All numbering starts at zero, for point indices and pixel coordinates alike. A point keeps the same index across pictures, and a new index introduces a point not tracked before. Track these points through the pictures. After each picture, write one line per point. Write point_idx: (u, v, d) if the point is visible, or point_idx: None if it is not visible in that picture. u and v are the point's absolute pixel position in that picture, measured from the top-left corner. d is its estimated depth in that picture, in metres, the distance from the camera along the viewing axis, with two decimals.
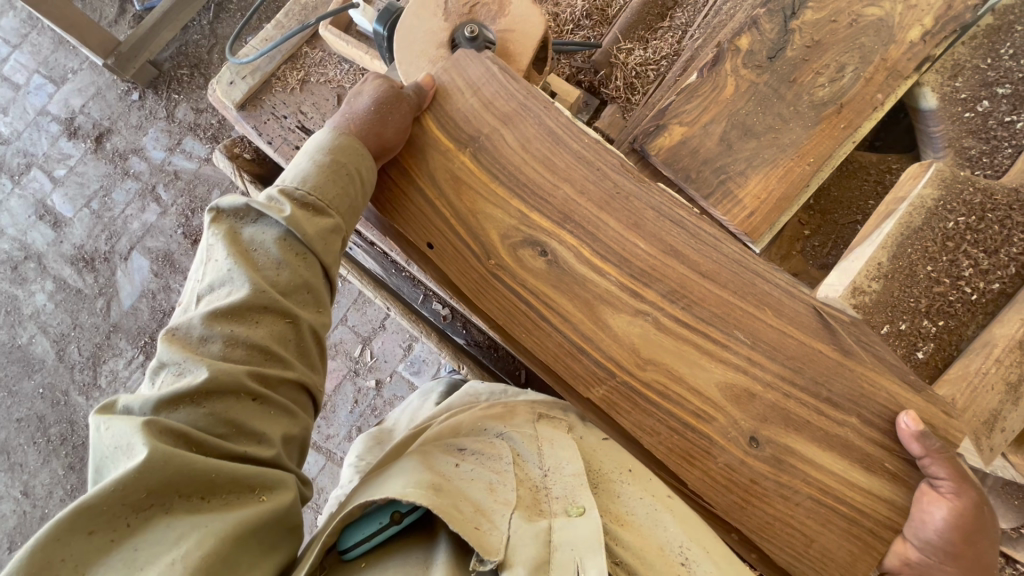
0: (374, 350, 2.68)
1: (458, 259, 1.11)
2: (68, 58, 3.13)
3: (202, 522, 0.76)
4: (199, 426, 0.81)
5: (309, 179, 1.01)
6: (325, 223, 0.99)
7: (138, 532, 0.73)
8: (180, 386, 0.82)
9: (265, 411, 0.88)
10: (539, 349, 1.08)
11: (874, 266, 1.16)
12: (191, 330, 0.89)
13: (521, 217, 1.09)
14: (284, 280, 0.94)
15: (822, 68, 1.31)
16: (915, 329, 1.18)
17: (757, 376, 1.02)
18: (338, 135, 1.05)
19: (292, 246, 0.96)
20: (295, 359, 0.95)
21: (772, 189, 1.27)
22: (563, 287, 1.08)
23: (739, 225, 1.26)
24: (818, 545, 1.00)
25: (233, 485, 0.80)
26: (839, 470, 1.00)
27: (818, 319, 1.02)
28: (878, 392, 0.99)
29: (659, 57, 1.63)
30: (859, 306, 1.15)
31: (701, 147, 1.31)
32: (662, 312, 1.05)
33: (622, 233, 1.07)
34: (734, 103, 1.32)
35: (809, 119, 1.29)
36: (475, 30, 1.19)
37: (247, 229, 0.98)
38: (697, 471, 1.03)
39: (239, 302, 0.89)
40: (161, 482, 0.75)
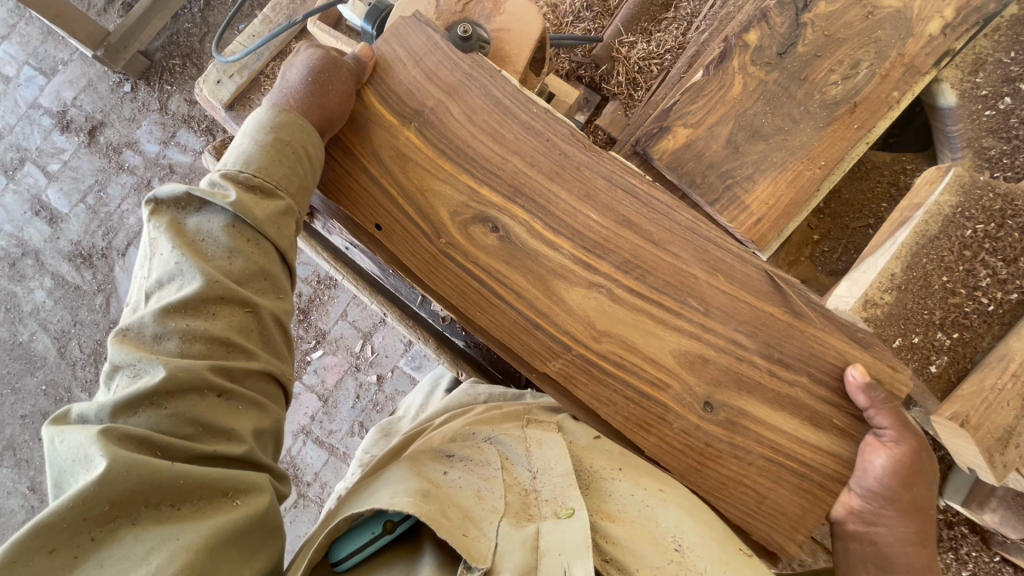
0: (375, 345, 2.66)
1: (407, 241, 1.05)
2: (58, 50, 3.05)
3: (173, 533, 0.72)
4: (163, 429, 0.78)
5: (251, 162, 0.96)
6: (276, 206, 0.95)
7: (104, 547, 0.69)
8: (137, 388, 0.78)
9: (233, 407, 0.84)
10: (492, 328, 1.04)
11: (887, 277, 1.11)
12: (143, 328, 0.84)
13: (469, 193, 1.05)
14: (238, 269, 0.90)
15: (835, 65, 1.25)
16: (928, 343, 1.14)
17: (710, 342, 1.00)
18: (276, 113, 1.00)
19: (241, 232, 0.92)
20: (259, 348, 0.91)
21: (780, 195, 1.21)
22: (517, 262, 1.03)
23: (746, 234, 1.21)
24: (770, 501, 0.99)
25: (204, 490, 0.77)
26: (789, 428, 0.98)
27: (769, 283, 1.00)
28: (828, 350, 0.98)
29: (662, 51, 1.56)
30: (871, 319, 1.11)
31: (707, 151, 1.25)
32: (616, 283, 1.02)
33: (573, 205, 1.03)
34: (742, 103, 1.25)
35: (820, 120, 1.23)
36: (468, 30, 1.08)
37: (192, 218, 0.93)
38: (653, 437, 1.01)
39: (191, 295, 0.84)
40: (125, 494, 0.71)
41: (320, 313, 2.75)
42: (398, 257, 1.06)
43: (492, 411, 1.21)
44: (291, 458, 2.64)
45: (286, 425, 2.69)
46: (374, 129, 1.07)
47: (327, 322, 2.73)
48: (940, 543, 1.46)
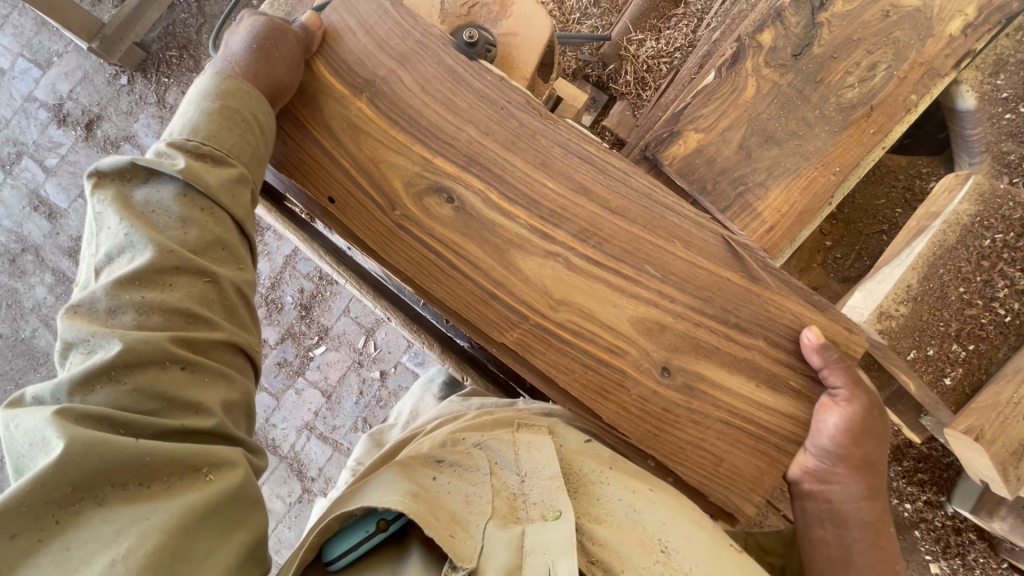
0: (377, 341, 2.64)
1: (360, 213, 1.00)
2: (52, 41, 2.99)
3: (141, 513, 0.65)
4: (123, 406, 0.70)
5: (199, 129, 0.87)
6: (228, 174, 0.87)
7: (70, 530, 0.63)
8: (91, 364, 0.71)
9: (198, 380, 0.76)
10: (448, 299, 0.98)
11: (903, 288, 1.09)
12: (95, 303, 0.76)
13: (424, 163, 0.99)
14: (193, 238, 0.82)
15: (852, 67, 1.21)
16: (944, 354, 1.12)
17: (666, 308, 0.97)
18: (220, 79, 0.92)
19: (194, 200, 0.84)
20: (223, 319, 0.83)
21: (794, 202, 1.19)
22: (472, 232, 0.98)
23: (758, 242, 1.18)
24: (727, 464, 0.97)
25: (172, 467, 0.70)
26: (746, 391, 0.97)
27: (726, 248, 0.98)
28: (783, 313, 0.97)
29: (672, 49, 1.52)
30: (886, 331, 1.09)
31: (718, 156, 1.21)
32: (573, 252, 0.98)
33: (529, 173, 0.99)
34: (755, 107, 1.22)
35: (835, 124, 1.20)
36: (474, 35, 1.03)
37: (139, 190, 0.84)
38: (612, 405, 0.97)
39: (143, 266, 0.76)
40: (87, 474, 0.64)
41: (323, 309, 2.73)
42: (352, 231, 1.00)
43: (484, 417, 1.21)
44: (295, 454, 2.65)
45: (288, 422, 2.69)
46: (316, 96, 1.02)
47: (330, 318, 2.72)
48: (948, 550, 1.45)
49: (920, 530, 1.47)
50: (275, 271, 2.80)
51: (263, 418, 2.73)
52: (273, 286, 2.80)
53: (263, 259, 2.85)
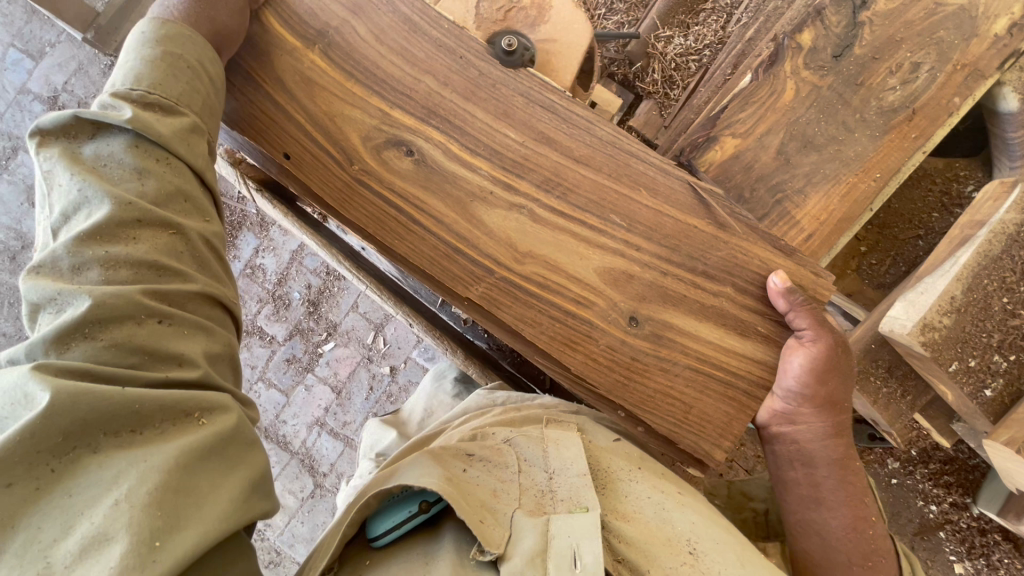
0: (387, 337, 2.61)
1: (318, 169, 0.99)
2: (43, 30, 2.89)
3: (138, 457, 0.65)
4: (103, 360, 0.69)
5: (143, 77, 0.85)
6: (181, 122, 0.85)
7: (68, 477, 0.63)
8: (62, 323, 0.68)
9: (177, 330, 0.75)
10: (411, 256, 0.98)
11: (946, 300, 1.07)
12: (59, 261, 0.73)
13: (381, 115, 0.99)
14: (151, 190, 0.79)
15: (894, 68, 1.17)
16: (984, 363, 1.09)
17: (634, 258, 0.96)
18: (159, 26, 0.90)
19: (148, 152, 0.81)
20: (195, 271, 0.81)
21: (833, 210, 1.16)
22: (433, 185, 0.98)
23: (798, 249, 1.16)
24: (696, 411, 0.96)
25: (163, 413, 0.69)
26: (714, 338, 0.96)
27: (693, 194, 0.97)
28: (751, 259, 0.96)
29: (701, 46, 1.49)
30: (929, 343, 1.07)
31: (756, 163, 1.17)
32: (536, 203, 0.97)
33: (489, 123, 0.98)
34: (795, 111, 1.18)
35: (876, 128, 1.17)
36: (512, 43, 0.99)
37: (88, 147, 0.80)
38: (580, 356, 0.96)
39: (104, 221, 0.74)
40: (77, 424, 0.64)
41: (331, 305, 2.69)
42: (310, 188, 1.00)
43: (512, 414, 1.20)
44: (306, 450, 2.64)
45: (298, 418, 2.68)
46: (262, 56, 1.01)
47: (339, 314, 2.68)
48: (972, 551, 1.46)
49: (945, 531, 1.48)
50: (282, 267, 2.77)
51: (272, 416, 2.71)
52: (280, 282, 2.76)
53: (268, 255, 2.80)
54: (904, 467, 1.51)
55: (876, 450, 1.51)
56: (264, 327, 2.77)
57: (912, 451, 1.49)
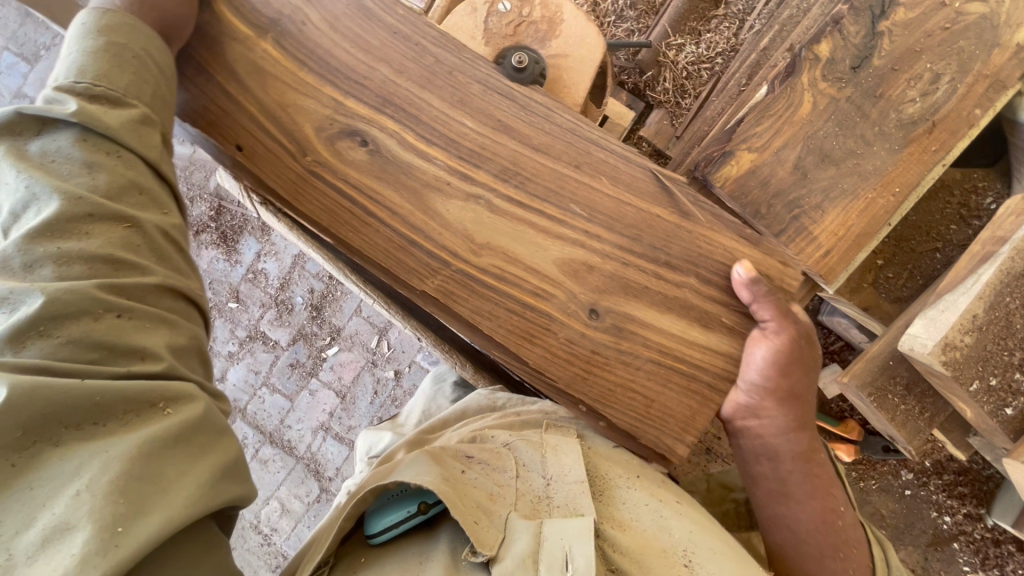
0: (391, 341, 2.57)
1: (269, 160, 0.92)
2: (39, 33, 2.84)
3: (101, 448, 0.65)
4: (61, 356, 0.67)
5: (85, 69, 0.79)
6: (129, 114, 0.79)
7: (30, 470, 0.63)
8: (13, 321, 0.66)
9: (137, 324, 0.73)
10: (365, 248, 0.91)
11: (968, 318, 1.05)
12: (7, 259, 0.70)
13: (335, 104, 0.92)
14: (103, 184, 0.76)
15: (914, 79, 1.15)
16: (1006, 384, 1.08)
17: (594, 248, 0.91)
18: (99, 15, 0.84)
19: (96, 144, 0.77)
20: (154, 262, 0.78)
21: (852, 225, 1.13)
22: (388, 176, 0.91)
23: (815, 268, 1.13)
24: (658, 405, 0.90)
25: (126, 405, 0.68)
26: (676, 329, 0.91)
27: (657, 184, 0.93)
28: (714, 247, 0.91)
29: (713, 53, 1.46)
30: (951, 363, 1.05)
31: (773, 178, 1.15)
32: (495, 193, 0.91)
33: (446, 111, 0.92)
34: (812, 124, 1.15)
35: (895, 141, 1.14)
36: (523, 61, 0.97)
37: (34, 143, 0.77)
38: (539, 350, 0.90)
39: (53, 216, 0.71)
40: (37, 418, 0.64)
41: (334, 309, 2.66)
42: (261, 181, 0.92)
43: (511, 418, 1.17)
44: (312, 455, 2.63)
45: (302, 423, 2.66)
46: (220, 43, 0.94)
47: (341, 318, 2.65)
48: (986, 560, 1.45)
49: (958, 542, 1.47)
50: (284, 272, 2.73)
51: (276, 421, 2.69)
52: (282, 286, 2.73)
53: (271, 260, 2.77)
54: (917, 478, 1.50)
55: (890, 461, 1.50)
56: (267, 332, 2.74)
57: (925, 462, 1.48)
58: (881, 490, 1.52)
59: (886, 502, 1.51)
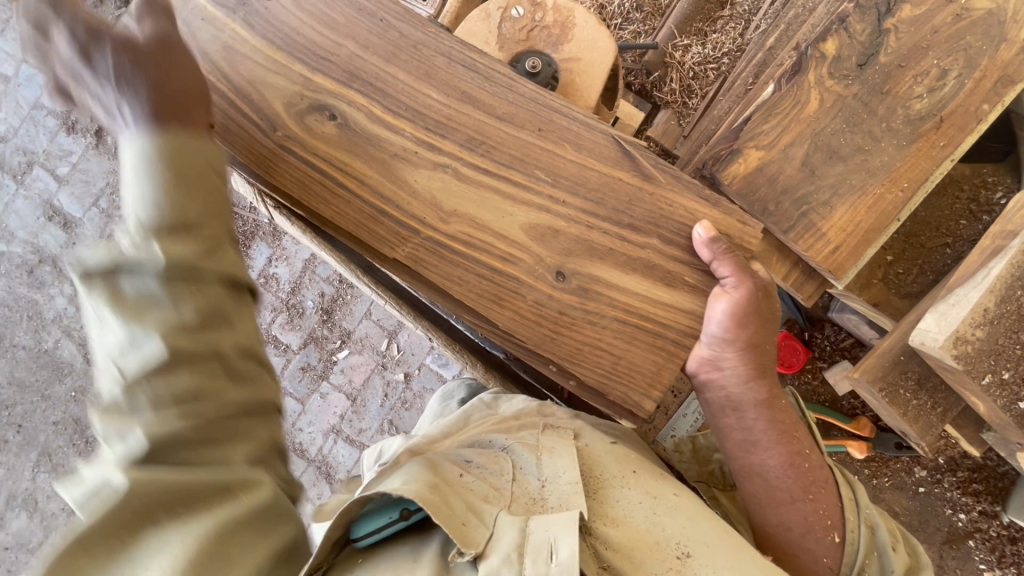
0: (401, 344, 2.60)
1: (240, 134, 0.88)
2: None
3: (188, 526, 0.60)
4: (158, 483, 0.59)
5: (161, 216, 0.65)
6: (200, 246, 0.66)
7: (135, 557, 0.58)
8: (121, 454, 0.58)
9: (226, 427, 0.64)
10: (337, 219, 0.87)
11: (980, 312, 1.05)
12: (116, 405, 0.60)
13: (303, 81, 0.87)
14: (191, 310, 0.63)
15: (921, 75, 1.15)
16: (1020, 378, 1.07)
17: (558, 213, 0.86)
18: (163, 148, 0.70)
19: (183, 272, 0.64)
20: (235, 380, 0.66)
21: (859, 221, 1.15)
22: (357, 148, 0.87)
23: (823, 263, 1.15)
24: (625, 362, 0.85)
25: (202, 490, 0.61)
26: (640, 288, 0.85)
27: (616, 145, 0.87)
28: (674, 210, 0.86)
29: (720, 54, 1.47)
30: (963, 357, 1.05)
31: (781, 175, 1.16)
32: (461, 162, 0.86)
33: (411, 84, 0.87)
34: (819, 121, 1.16)
35: (903, 137, 1.15)
36: (537, 65, 1.02)
37: (130, 267, 0.62)
38: (506, 313, 0.86)
39: (155, 360, 0.60)
40: (142, 508, 0.58)
41: (345, 312, 2.68)
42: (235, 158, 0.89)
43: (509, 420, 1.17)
44: (323, 457, 2.65)
45: (314, 425, 2.69)
46: (197, 25, 0.90)
47: (352, 322, 2.67)
48: (1003, 559, 1.44)
49: (974, 540, 1.46)
50: (295, 276, 2.76)
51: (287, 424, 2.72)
52: (293, 290, 2.76)
53: (282, 265, 2.80)
54: (931, 476, 1.48)
55: (903, 459, 1.49)
56: (278, 336, 2.77)
57: (940, 459, 1.47)
58: (895, 487, 1.51)
59: (901, 500, 1.50)
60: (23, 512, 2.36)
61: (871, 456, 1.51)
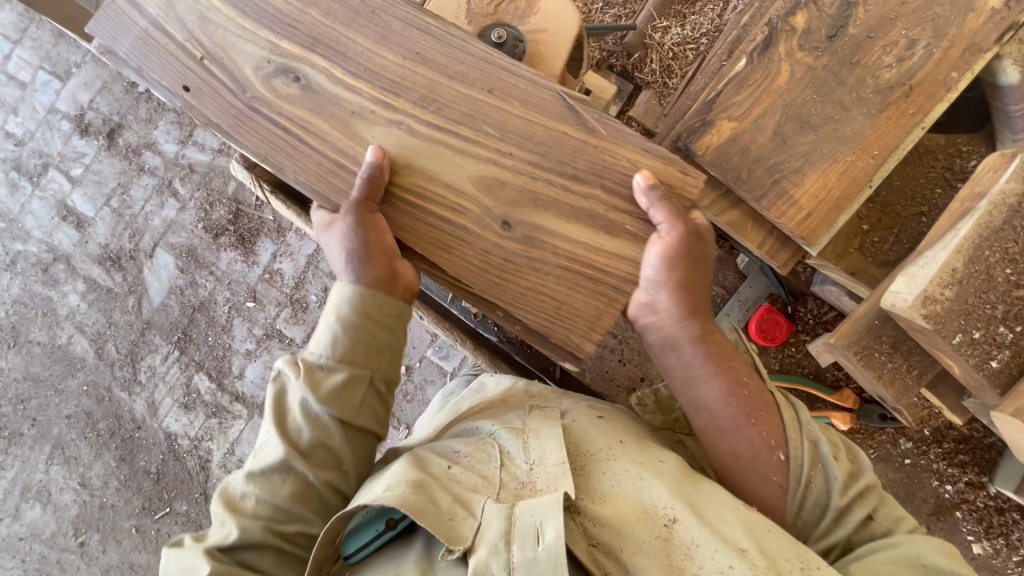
0: (403, 335, 2.39)
1: (213, 97, 0.97)
2: None
3: (322, 497, 0.95)
4: (325, 459, 0.95)
5: (350, 357, 0.95)
6: (362, 393, 0.96)
7: (282, 510, 0.93)
8: (301, 439, 0.94)
9: (358, 444, 0.98)
10: (300, 172, 0.96)
11: (947, 271, 1.07)
12: (304, 411, 0.94)
13: (270, 46, 0.96)
14: (349, 411, 0.95)
15: (889, 46, 1.18)
16: (989, 337, 1.09)
17: (505, 165, 0.92)
18: (358, 296, 0.94)
19: (352, 408, 0.95)
20: (368, 432, 1.00)
21: (831, 187, 1.17)
22: (318, 107, 0.95)
23: (796, 229, 1.18)
24: (567, 306, 0.91)
25: (337, 477, 0.96)
26: (583, 238, 0.91)
27: (562, 101, 0.93)
28: (618, 160, 0.91)
29: (698, 35, 1.52)
30: (931, 316, 1.07)
31: (753, 144, 1.20)
32: (415, 118, 0.93)
33: (369, 46, 0.95)
34: (790, 92, 1.20)
35: (872, 106, 1.18)
36: (502, 35, 1.08)
37: (323, 367, 0.95)
38: (455, 259, 0.93)
39: (323, 446, 0.94)
40: (303, 480, 0.94)
41: None
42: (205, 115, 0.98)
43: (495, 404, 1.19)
44: None
45: None
46: None
47: None
48: (991, 530, 1.45)
49: (962, 511, 1.46)
50: None
51: None
52: None
53: None
54: (917, 447, 1.49)
55: (888, 430, 1.50)
56: None
57: (925, 430, 1.48)
58: (880, 459, 1.51)
59: (886, 471, 1.50)
60: (38, 503, 2.43)
61: (856, 428, 1.51)
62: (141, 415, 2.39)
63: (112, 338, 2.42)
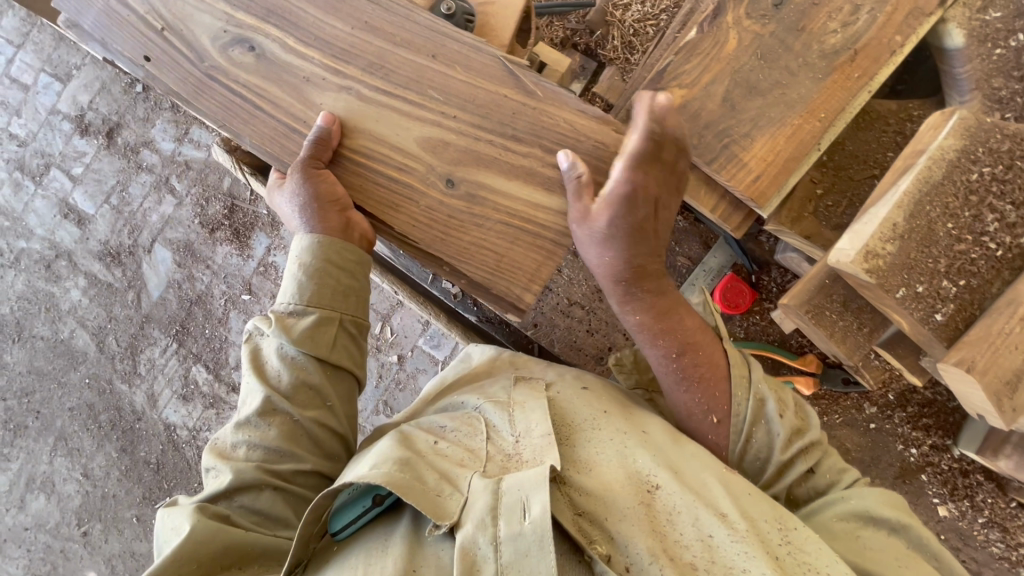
0: (393, 327, 2.15)
1: (174, 66, 1.08)
2: None
3: (307, 433, 1.06)
4: (304, 398, 1.06)
5: (313, 301, 1.05)
6: (331, 334, 1.07)
7: (271, 449, 1.03)
8: (280, 381, 1.05)
9: (335, 381, 1.09)
10: (257, 137, 1.06)
11: (889, 226, 1.09)
12: (281, 355, 1.05)
13: (227, 18, 1.06)
14: (321, 352, 1.06)
15: (834, 12, 1.21)
16: (933, 290, 1.11)
17: (447, 126, 1.01)
18: (314, 249, 1.03)
19: (323, 348, 1.06)
20: (343, 370, 1.10)
21: (780, 150, 1.21)
22: (272, 76, 1.05)
23: (744, 191, 1.21)
24: (506, 259, 1.00)
25: (317, 413, 1.06)
26: (522, 196, 1.00)
27: (501, 65, 1.00)
28: (553, 121, 0.99)
29: (658, 11, 1.56)
30: (874, 271, 1.09)
31: (703, 111, 1.23)
32: (362, 84, 1.02)
33: (320, 17, 1.04)
34: (738, 59, 1.23)
35: (818, 70, 1.21)
36: (451, 7, 1.11)
37: (291, 315, 1.05)
38: (403, 217, 1.03)
39: (301, 384, 1.06)
40: (286, 419, 1.05)
41: None
42: (167, 83, 1.09)
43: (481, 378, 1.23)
44: None
45: None
46: None
47: None
48: (956, 492, 1.47)
49: (927, 474, 1.48)
50: None
51: None
52: None
53: None
54: (881, 412, 1.51)
55: (852, 395, 1.52)
56: None
57: (889, 395, 1.50)
58: (845, 424, 1.53)
59: (852, 436, 1.52)
60: (43, 493, 2.51)
61: (821, 395, 1.54)
62: (141, 407, 2.46)
63: (112, 332, 2.49)
